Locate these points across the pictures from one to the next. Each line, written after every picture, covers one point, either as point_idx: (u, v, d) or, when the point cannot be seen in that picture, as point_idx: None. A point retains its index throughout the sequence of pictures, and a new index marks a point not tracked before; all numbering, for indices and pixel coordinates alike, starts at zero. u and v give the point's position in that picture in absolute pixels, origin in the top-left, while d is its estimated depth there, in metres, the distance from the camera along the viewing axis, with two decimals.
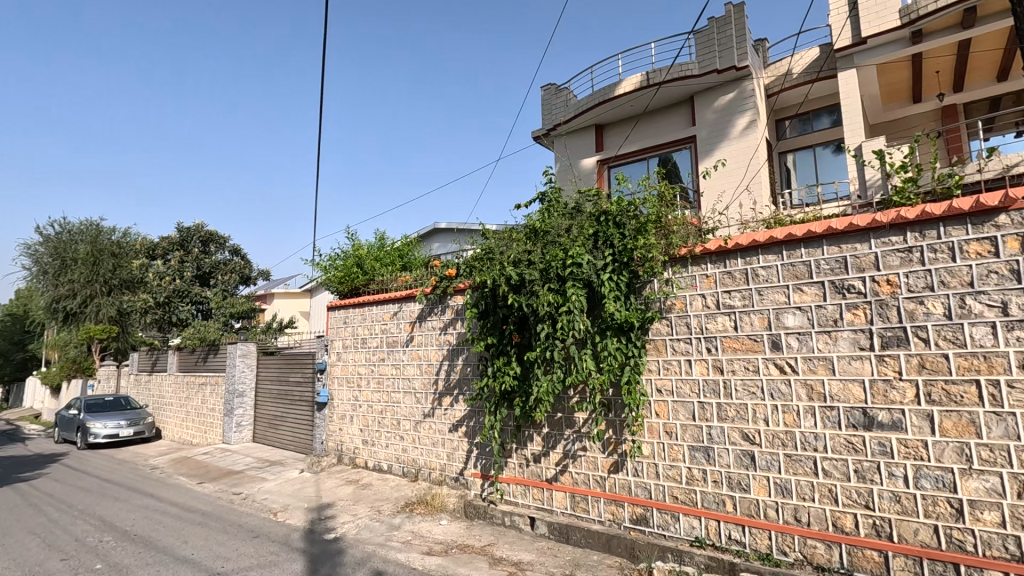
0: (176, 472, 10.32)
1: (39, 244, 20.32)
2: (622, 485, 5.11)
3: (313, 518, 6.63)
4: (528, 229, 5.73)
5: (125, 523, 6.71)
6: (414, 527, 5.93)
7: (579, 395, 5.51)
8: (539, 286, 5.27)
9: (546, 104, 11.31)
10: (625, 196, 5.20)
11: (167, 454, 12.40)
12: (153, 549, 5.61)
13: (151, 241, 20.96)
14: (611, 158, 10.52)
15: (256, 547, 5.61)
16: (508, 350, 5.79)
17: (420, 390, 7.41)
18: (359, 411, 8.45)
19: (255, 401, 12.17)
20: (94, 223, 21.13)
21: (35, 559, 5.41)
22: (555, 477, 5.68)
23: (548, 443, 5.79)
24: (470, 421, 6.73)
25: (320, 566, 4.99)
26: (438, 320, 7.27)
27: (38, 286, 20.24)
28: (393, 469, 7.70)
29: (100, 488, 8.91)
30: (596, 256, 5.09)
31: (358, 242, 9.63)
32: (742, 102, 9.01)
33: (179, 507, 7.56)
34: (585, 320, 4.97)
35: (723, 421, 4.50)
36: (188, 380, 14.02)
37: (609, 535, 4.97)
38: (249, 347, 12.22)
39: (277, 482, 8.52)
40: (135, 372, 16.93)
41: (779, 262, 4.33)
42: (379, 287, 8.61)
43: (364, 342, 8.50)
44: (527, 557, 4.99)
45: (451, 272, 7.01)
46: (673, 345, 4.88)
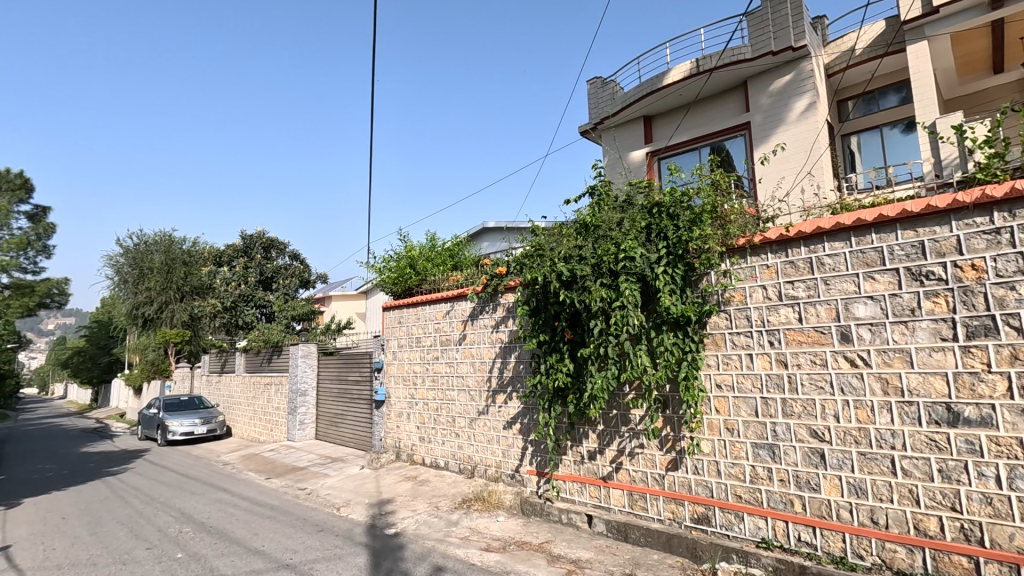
0: (246, 468, 10.88)
1: (120, 255, 21.89)
2: (682, 483, 4.98)
3: (374, 513, 6.82)
4: (578, 224, 5.67)
5: (201, 515, 7.12)
6: (472, 523, 6.00)
7: (635, 392, 5.42)
8: (591, 281, 5.18)
9: (592, 98, 11.19)
10: (678, 185, 5.09)
11: (237, 450, 13.08)
12: (227, 540, 5.93)
13: (218, 248, 22.17)
14: (661, 149, 10.27)
15: (321, 541, 5.82)
16: (560, 347, 5.73)
17: (474, 387, 7.49)
18: (415, 409, 8.62)
19: (317, 400, 12.64)
20: (167, 234, 22.59)
21: (124, 547, 5.83)
22: (611, 475, 5.61)
23: (603, 441, 5.73)
24: (524, 419, 6.75)
25: (382, 560, 5.12)
26: (490, 318, 7.33)
27: (120, 294, 21.85)
28: (450, 465, 7.81)
29: (179, 482, 9.51)
30: (649, 249, 4.98)
31: (410, 243, 9.85)
32: (800, 84, 8.60)
33: (250, 501, 7.95)
34: (639, 316, 4.86)
35: (788, 417, 4.30)
36: (255, 380, 14.72)
37: (670, 534, 4.84)
38: (311, 347, 12.72)
39: (339, 478, 8.81)
40: (207, 372, 17.95)
41: (847, 249, 4.10)
42: (432, 287, 8.77)
43: (418, 342, 8.66)
44: (586, 555, 4.95)
45: (502, 270, 7.06)
46: (733, 339, 4.71)
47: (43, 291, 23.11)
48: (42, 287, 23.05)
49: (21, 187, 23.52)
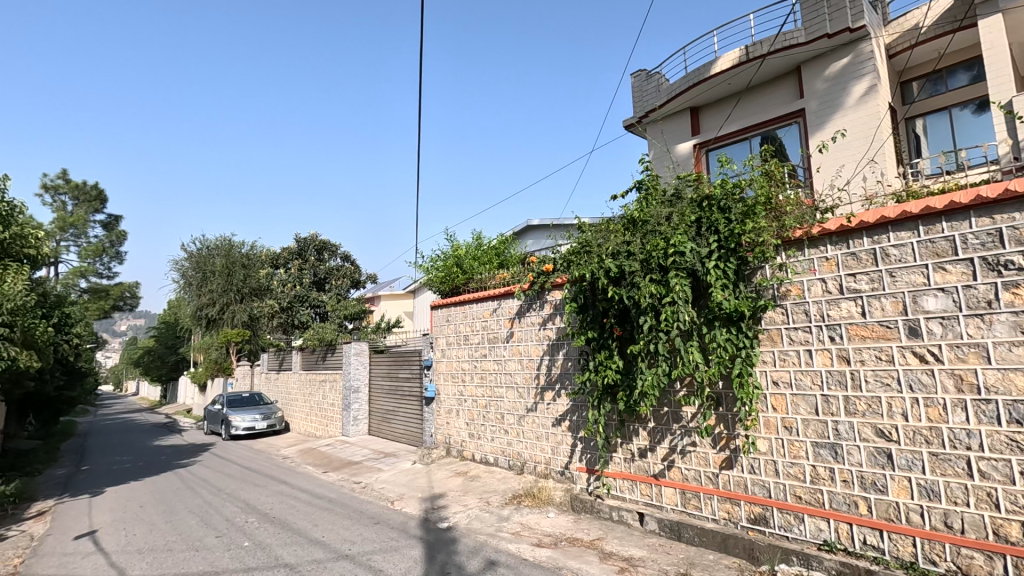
0: (304, 462, 11.33)
1: (185, 260, 23.12)
2: (737, 483, 4.86)
3: (427, 507, 6.97)
4: (625, 219, 5.60)
5: (265, 506, 7.48)
6: (523, 519, 6.05)
7: (686, 389, 5.32)
8: (640, 277, 5.12)
9: (637, 91, 11.02)
10: (729, 177, 4.96)
11: (296, 444, 13.63)
12: (290, 531, 6.20)
13: (274, 251, 23.11)
14: (711, 141, 10.01)
15: (377, 533, 6.00)
16: (609, 344, 5.70)
17: (522, 384, 7.53)
18: (464, 406, 8.74)
19: (369, 397, 13.02)
20: (227, 239, 23.64)
21: (196, 535, 6.19)
22: (663, 473, 5.54)
23: (654, 438, 5.66)
24: (574, 416, 6.75)
25: (437, 553, 5.23)
26: (537, 315, 7.35)
27: (186, 297, 23.10)
28: (499, 462, 7.90)
29: (243, 475, 10.02)
30: (700, 243, 4.87)
31: (456, 242, 10.03)
32: (858, 67, 8.20)
33: (309, 494, 8.29)
34: (690, 311, 4.77)
35: (852, 416, 4.13)
36: (311, 378, 15.29)
37: (725, 534, 4.73)
38: (362, 346, 13.10)
39: (392, 473, 9.06)
40: (266, 370, 18.77)
41: (914, 239, 3.90)
42: (478, 286, 8.85)
43: (466, 339, 8.76)
44: (639, 553, 4.90)
45: (548, 268, 7.00)
46: (790, 334, 4.56)
47: (117, 295, 24.77)
48: (115, 290, 24.69)
49: (96, 198, 25.16)
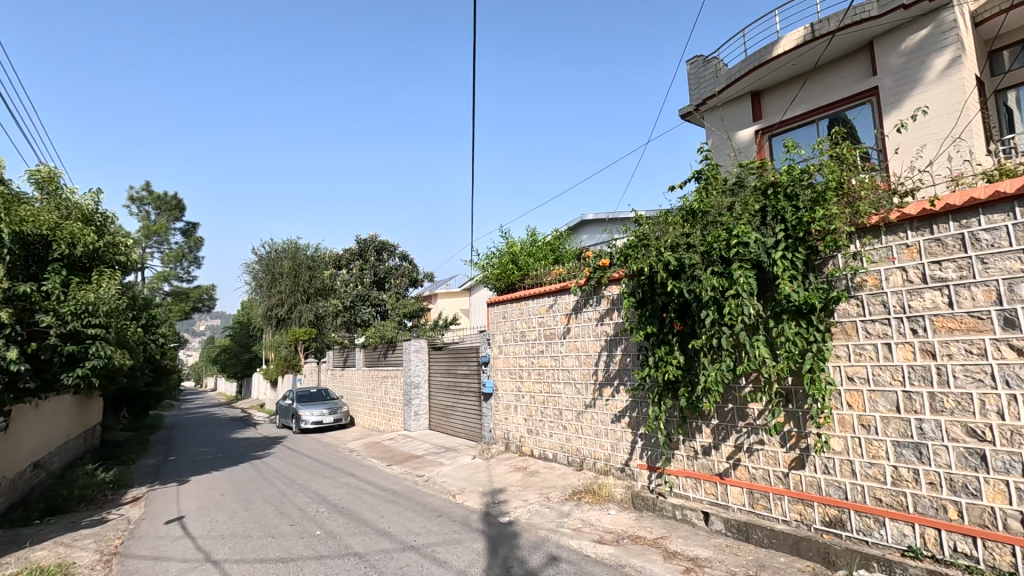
0: (369, 455, 11.75)
1: (255, 263, 24.42)
2: (809, 483, 4.64)
3: (488, 501, 7.07)
4: (684, 211, 5.45)
5: (334, 497, 7.82)
6: (584, 515, 6.02)
7: (753, 384, 5.13)
8: (701, 270, 4.96)
9: (694, 79, 10.70)
10: (797, 162, 4.73)
11: (361, 438, 14.14)
12: (358, 521, 6.44)
13: (337, 253, 24.05)
14: (774, 126, 9.57)
15: (440, 526, 6.14)
16: (669, 339, 5.57)
17: (580, 380, 7.49)
18: (522, 402, 8.79)
19: (429, 392, 13.32)
20: (293, 242, 24.62)
21: (272, 523, 6.54)
22: (729, 472, 5.37)
23: (718, 436, 5.49)
24: (633, 412, 6.65)
25: (499, 546, 5.30)
26: (594, 310, 7.29)
27: (257, 298, 24.42)
28: (558, 458, 7.89)
29: (313, 467, 10.51)
30: (765, 233, 4.68)
31: (512, 239, 10.10)
32: (940, 38, 7.60)
33: (375, 486, 8.59)
34: (756, 304, 4.58)
35: (938, 414, 3.85)
36: (373, 374, 15.81)
37: (798, 536, 4.52)
38: (421, 343, 13.44)
39: (453, 467, 9.24)
40: (331, 367, 19.57)
41: (1009, 222, 3.59)
42: (534, 282, 8.86)
43: (523, 336, 8.80)
44: (704, 554, 4.76)
45: (605, 262, 6.87)
46: (867, 327, 4.29)
47: (196, 297, 26.54)
48: (195, 293, 26.45)
49: (176, 207, 27.02)
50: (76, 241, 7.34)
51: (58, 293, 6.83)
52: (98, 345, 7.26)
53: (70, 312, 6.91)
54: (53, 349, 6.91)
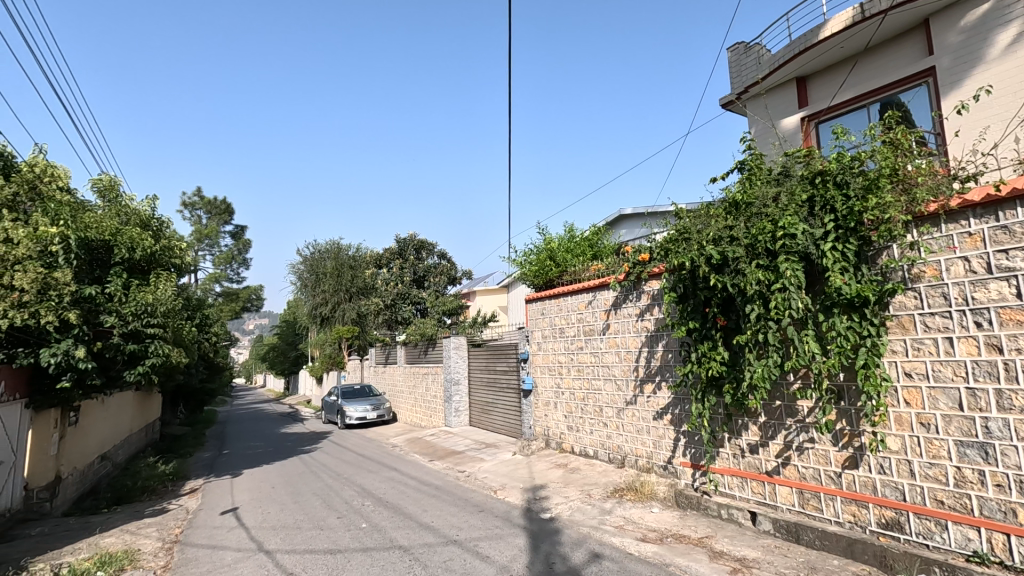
0: (412, 450, 11.96)
1: (300, 263, 25.16)
2: (864, 483, 4.46)
3: (529, 498, 7.09)
4: (727, 203, 5.30)
5: (379, 491, 8.00)
6: (626, 513, 5.96)
7: (802, 381, 4.96)
8: (745, 263, 4.82)
9: (735, 67, 10.41)
10: (846, 149, 4.54)
11: (403, 434, 14.41)
12: (402, 515, 6.58)
13: (378, 252, 24.51)
14: (822, 113, 9.20)
15: (482, 521, 6.20)
16: (713, 334, 5.44)
17: (621, 377, 7.41)
18: (562, 398, 8.76)
19: (469, 389, 13.45)
20: (335, 243, 25.27)
21: (320, 515, 6.75)
22: (777, 471, 5.22)
23: (765, 433, 5.34)
24: (676, 409, 6.54)
25: (541, 542, 5.31)
26: (634, 306, 7.19)
27: (302, 297, 25.18)
28: (600, 455, 7.83)
29: (358, 462, 10.79)
30: (813, 224, 4.52)
31: (549, 236, 10.06)
32: (1003, 13, 7.21)
33: (418, 481, 8.75)
34: (804, 298, 4.42)
35: (1005, 412, 3.63)
36: (414, 371, 16.06)
37: (851, 539, 4.36)
38: (461, 340, 13.58)
39: (494, 463, 9.30)
40: (374, 364, 20.00)
41: None
42: (572, 278, 8.81)
43: (562, 332, 8.77)
44: (752, 554, 4.64)
45: (645, 257, 6.80)
46: (925, 321, 4.09)
47: (245, 297, 27.62)
48: (244, 293, 27.50)
49: (225, 211, 28.11)
50: (135, 244, 7.75)
51: (120, 295, 7.23)
52: (157, 344, 7.66)
53: (132, 313, 7.29)
54: (116, 347, 7.33)
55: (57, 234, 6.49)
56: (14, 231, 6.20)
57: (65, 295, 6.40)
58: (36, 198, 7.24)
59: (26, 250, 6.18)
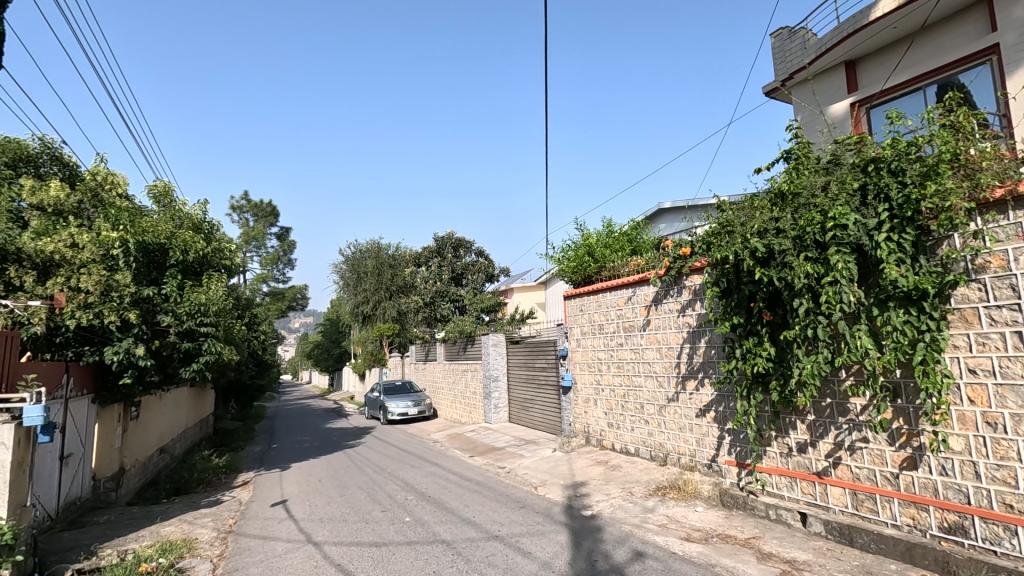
0: (452, 446, 12.11)
1: (342, 263, 25.79)
2: (924, 485, 4.25)
3: (570, 494, 7.07)
4: (772, 194, 5.13)
5: (421, 486, 8.14)
6: (669, 511, 5.87)
7: (855, 377, 4.75)
8: (793, 256, 4.66)
9: (779, 52, 10.08)
10: (902, 134, 4.31)
11: (444, 430, 14.61)
12: (444, 510, 6.67)
13: (417, 251, 24.89)
14: (873, 96, 8.77)
15: (523, 517, 6.22)
16: (759, 330, 5.28)
17: (662, 373, 7.30)
18: (602, 395, 8.69)
19: (508, 386, 13.50)
20: (375, 243, 25.69)
21: (365, 508, 6.91)
22: (828, 471, 5.03)
23: (815, 432, 5.15)
24: (719, 407, 6.39)
25: (583, 540, 5.28)
26: (675, 302, 7.07)
27: (345, 295, 25.79)
28: (641, 452, 7.73)
29: (401, 456, 11.00)
30: (866, 214, 4.33)
31: (587, 231, 9.98)
32: None
33: (459, 476, 8.85)
34: (856, 291, 4.23)
35: None
36: (454, 367, 16.24)
37: (910, 543, 4.16)
38: (499, 337, 13.66)
39: (534, 459, 9.32)
40: (414, 361, 20.35)
41: None
42: (611, 274, 8.71)
43: (601, 328, 8.69)
44: (803, 556, 4.49)
45: (686, 251, 6.63)
46: (991, 314, 3.86)
47: (291, 295, 28.58)
48: (290, 292, 28.45)
49: (270, 213, 29.07)
50: (189, 247, 8.07)
51: (175, 295, 7.59)
52: (210, 342, 8.00)
53: (186, 313, 7.61)
54: (173, 346, 7.70)
55: (118, 238, 6.87)
56: (80, 236, 6.65)
57: (126, 295, 6.73)
58: (98, 205, 7.65)
59: (90, 254, 6.55)
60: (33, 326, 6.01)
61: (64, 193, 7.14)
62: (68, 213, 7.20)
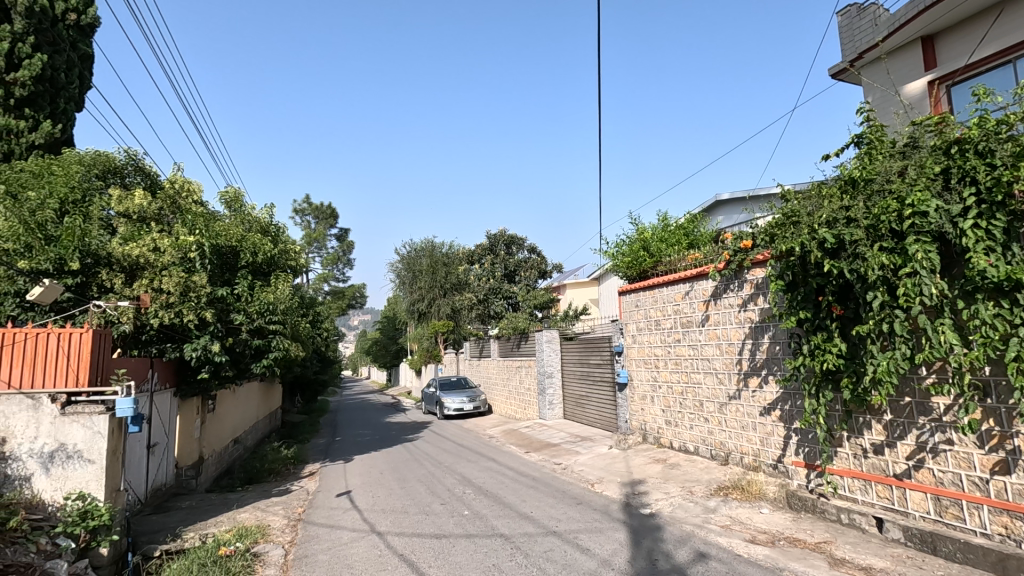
0: (508, 441, 12.21)
1: (398, 262, 26.44)
2: (1018, 492, 3.93)
3: (628, 492, 6.98)
4: (842, 181, 4.86)
5: (479, 480, 8.25)
6: (732, 512, 5.69)
7: (937, 375, 4.46)
8: (866, 246, 4.40)
9: (847, 30, 9.53)
10: (989, 112, 3.99)
11: (499, 425, 14.75)
12: (502, 504, 6.73)
13: (470, 249, 25.10)
14: (956, 73, 8.13)
15: (581, 513, 6.20)
16: (828, 325, 5.02)
17: (722, 370, 7.08)
18: (659, 392, 8.52)
19: (562, 382, 13.48)
20: (429, 241, 26.13)
21: (425, 501, 7.08)
22: (907, 475, 4.73)
23: (892, 433, 4.86)
24: (785, 405, 6.14)
25: (643, 538, 5.21)
26: (736, 296, 6.84)
27: (401, 294, 26.44)
28: (701, 451, 7.53)
29: (458, 451, 11.20)
30: (949, 200, 4.04)
31: (642, 226, 9.80)
32: None
33: (515, 471, 8.92)
34: (939, 283, 3.95)
35: None
36: (508, 363, 16.36)
37: (1002, 553, 3.86)
38: (553, 333, 13.62)
39: (590, 456, 9.26)
40: (469, 357, 20.64)
41: None
42: (667, 269, 8.52)
43: (658, 325, 8.52)
44: (879, 563, 4.25)
45: (747, 244, 6.41)
46: None
47: (351, 294, 29.65)
48: (350, 292, 29.51)
49: (331, 215, 30.21)
50: (257, 249, 8.54)
51: (246, 295, 8.02)
52: (278, 339, 8.42)
53: (256, 312, 8.01)
54: (245, 342, 8.15)
55: (194, 242, 7.30)
56: (161, 240, 7.01)
57: (202, 296, 7.18)
58: (176, 211, 8.16)
59: (170, 257, 6.98)
60: (122, 325, 6.50)
61: (147, 200, 7.64)
62: (150, 219, 7.73)
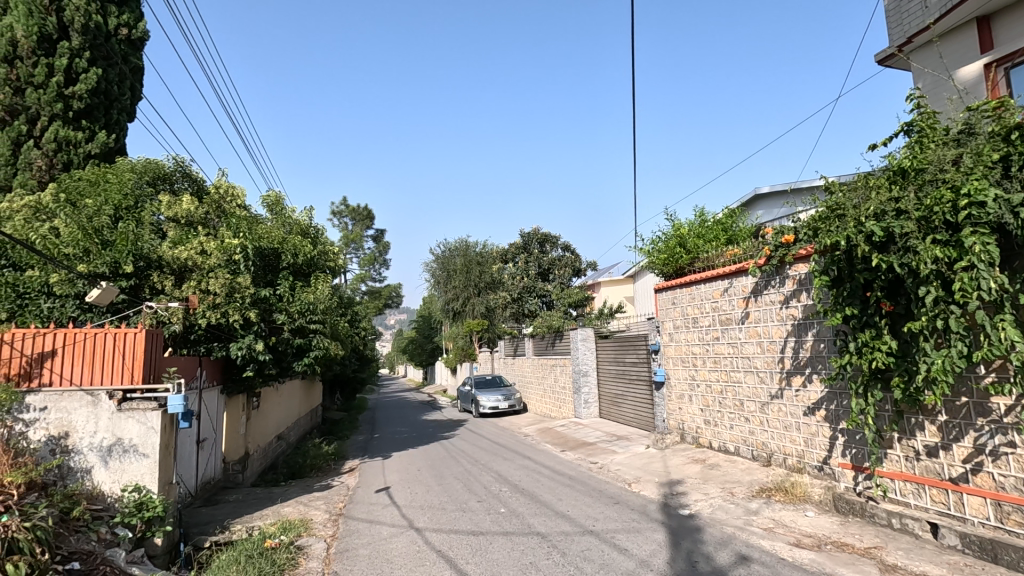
0: (543, 440, 12.20)
1: (433, 262, 26.72)
2: None
3: (666, 492, 6.88)
4: (891, 172, 4.66)
5: (514, 478, 8.28)
6: (775, 514, 5.54)
7: (997, 374, 4.23)
8: (918, 239, 4.20)
9: (895, 13, 9.11)
10: None
11: (534, 424, 14.75)
12: (538, 503, 6.74)
13: (503, 247, 25.10)
14: (1016, 54, 7.67)
15: (618, 513, 6.14)
16: (876, 322, 4.82)
17: (763, 369, 6.90)
18: (698, 391, 8.36)
19: (597, 381, 13.37)
20: (463, 241, 26.36)
21: (462, 498, 7.14)
22: (964, 479, 4.51)
23: (948, 435, 4.64)
24: (831, 405, 5.93)
25: (682, 540, 5.12)
26: (777, 292, 6.64)
27: (436, 293, 26.77)
28: (741, 451, 7.35)
29: (493, 449, 11.26)
30: (1009, 189, 3.83)
31: (678, 222, 9.62)
32: None
33: (551, 470, 8.90)
34: (998, 277, 3.75)
35: None
36: (542, 362, 16.34)
37: None
38: (588, 331, 13.53)
39: (627, 456, 9.16)
40: (503, 356, 20.70)
41: None
42: (704, 265, 8.35)
43: (695, 322, 8.35)
44: (934, 571, 4.06)
45: (789, 238, 6.25)
46: None
47: (387, 294, 30.15)
48: (386, 291, 30.01)
49: (367, 217, 30.78)
50: (298, 251, 8.81)
51: (288, 296, 8.26)
52: (319, 338, 8.65)
53: (298, 312, 8.25)
54: (287, 341, 8.39)
55: (239, 244, 7.60)
56: (207, 244, 7.31)
57: (247, 296, 7.45)
58: (221, 215, 8.50)
59: (216, 260, 7.27)
60: (173, 325, 6.78)
61: (194, 205, 7.95)
62: (197, 223, 8.05)
